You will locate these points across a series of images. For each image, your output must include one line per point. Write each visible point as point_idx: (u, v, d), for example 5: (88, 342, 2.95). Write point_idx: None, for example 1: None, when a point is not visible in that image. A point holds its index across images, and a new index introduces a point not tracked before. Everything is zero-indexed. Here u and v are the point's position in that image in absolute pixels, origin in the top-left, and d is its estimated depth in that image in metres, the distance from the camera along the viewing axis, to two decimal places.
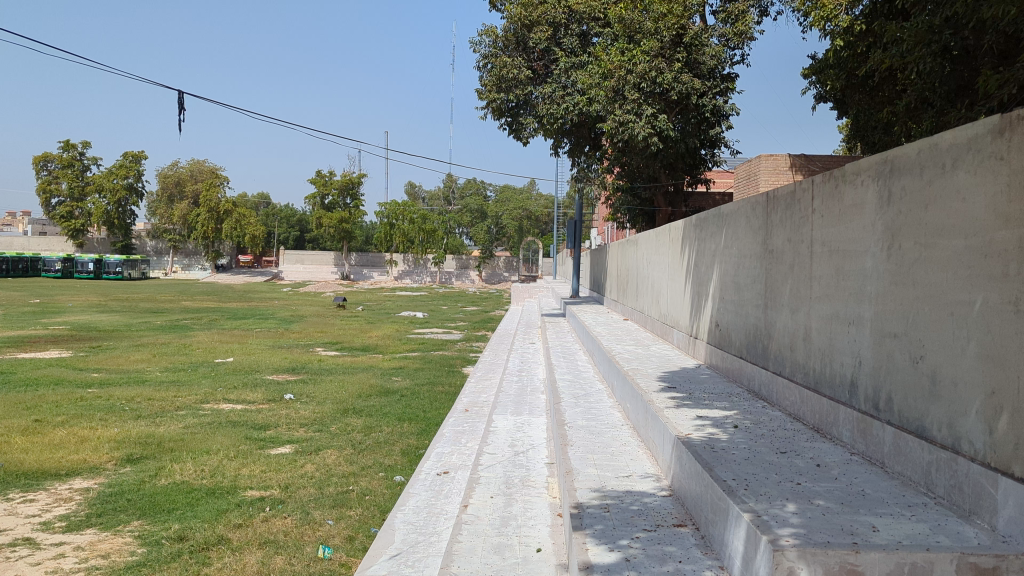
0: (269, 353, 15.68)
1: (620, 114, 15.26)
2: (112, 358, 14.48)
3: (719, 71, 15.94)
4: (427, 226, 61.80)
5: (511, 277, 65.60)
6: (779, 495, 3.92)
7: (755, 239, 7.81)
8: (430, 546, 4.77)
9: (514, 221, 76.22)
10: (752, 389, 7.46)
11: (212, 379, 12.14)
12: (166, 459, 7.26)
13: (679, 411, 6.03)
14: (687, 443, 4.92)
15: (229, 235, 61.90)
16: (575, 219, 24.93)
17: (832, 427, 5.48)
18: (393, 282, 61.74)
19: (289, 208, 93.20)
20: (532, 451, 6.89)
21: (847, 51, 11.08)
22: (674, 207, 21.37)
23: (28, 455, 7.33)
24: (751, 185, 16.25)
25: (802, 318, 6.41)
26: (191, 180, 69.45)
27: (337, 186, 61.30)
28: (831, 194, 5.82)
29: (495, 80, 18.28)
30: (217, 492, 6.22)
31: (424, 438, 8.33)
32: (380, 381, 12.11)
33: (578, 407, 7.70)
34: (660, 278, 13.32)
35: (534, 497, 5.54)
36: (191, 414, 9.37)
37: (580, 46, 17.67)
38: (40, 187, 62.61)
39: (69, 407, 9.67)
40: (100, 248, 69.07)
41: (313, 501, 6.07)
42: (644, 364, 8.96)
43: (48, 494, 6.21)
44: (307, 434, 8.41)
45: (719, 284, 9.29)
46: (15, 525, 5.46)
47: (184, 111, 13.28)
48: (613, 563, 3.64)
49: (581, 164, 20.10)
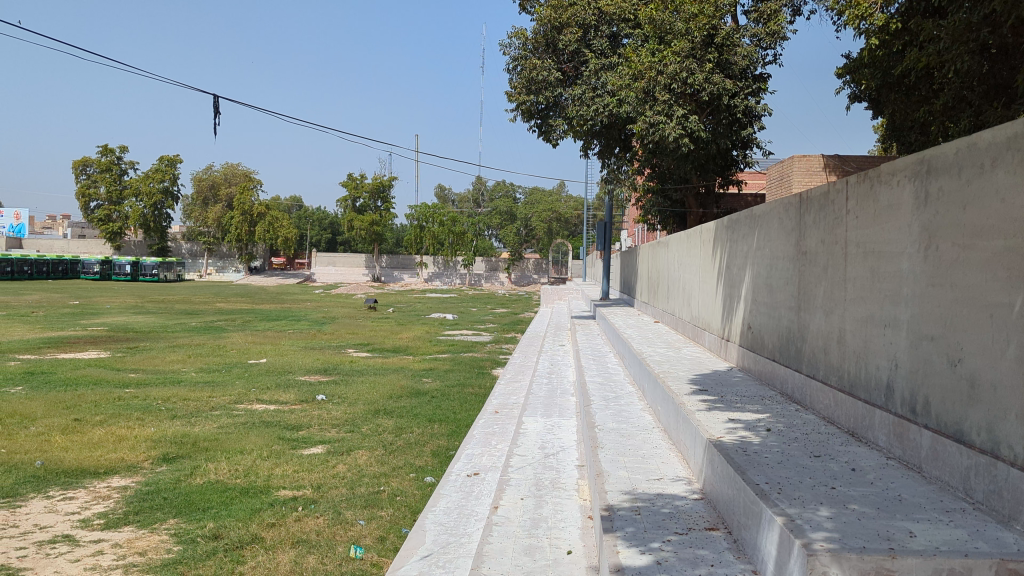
0: (302, 354, 15.83)
1: (650, 114, 15.05)
2: (148, 359, 14.72)
3: (750, 71, 15.97)
4: (457, 228, 62.72)
5: (540, 278, 65.42)
6: (813, 498, 3.89)
7: (789, 240, 7.71)
8: (461, 547, 4.79)
9: (543, 222, 75.26)
10: (785, 392, 7.39)
11: (246, 380, 12.30)
12: (201, 458, 7.36)
13: (712, 414, 5.96)
14: (718, 446, 4.90)
15: (262, 237, 62.56)
16: (605, 221, 24.88)
17: (868, 431, 5.40)
18: (423, 284, 61.93)
19: (321, 211, 94.13)
20: (563, 453, 6.89)
21: (883, 49, 10.90)
22: (705, 208, 21.22)
23: (68, 453, 7.47)
24: (784, 187, 16.12)
25: (836, 321, 6.34)
26: (226, 182, 70.45)
27: (368, 189, 61.78)
28: (865, 195, 5.75)
29: (524, 81, 18.40)
30: (252, 492, 6.29)
31: (454, 439, 8.35)
32: (412, 382, 12.20)
33: (608, 409, 7.67)
34: (691, 279, 13.25)
35: (564, 499, 5.53)
36: (225, 414, 9.48)
37: (610, 48, 17.53)
38: (79, 190, 63.88)
39: (107, 406, 9.85)
40: (137, 250, 70.37)
41: (344, 501, 6.12)
42: (676, 366, 8.91)
43: (87, 492, 6.32)
44: (339, 434, 8.50)
45: (751, 286, 9.20)
46: (55, 521, 5.57)
47: (217, 118, 13.54)
48: (644, 566, 3.63)
49: (611, 167, 19.90)
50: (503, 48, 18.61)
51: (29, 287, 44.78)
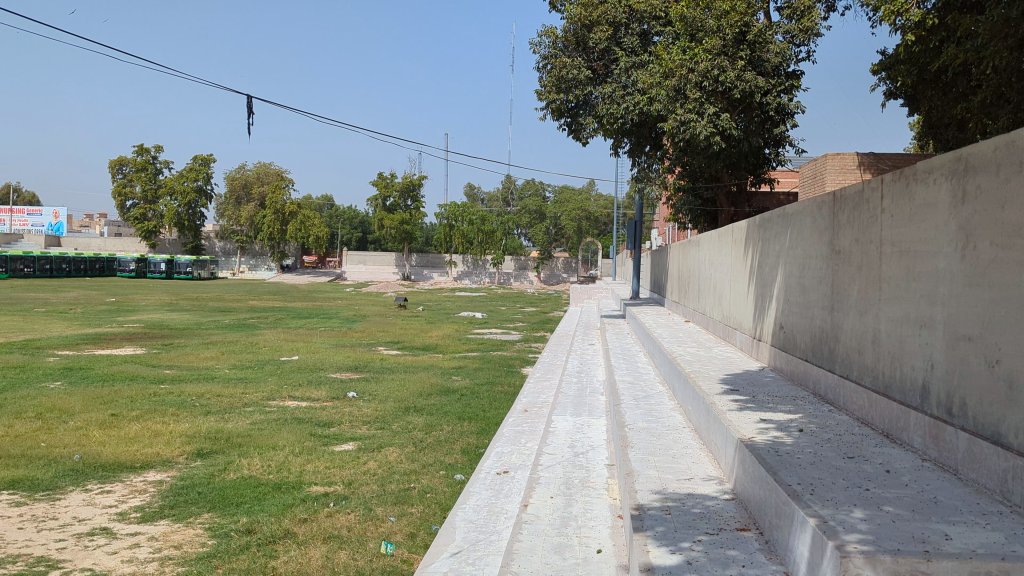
0: (332, 352, 15.98)
1: (681, 113, 14.99)
2: (183, 356, 14.95)
3: (782, 69, 15.84)
4: (486, 227, 62.82)
5: (570, 277, 65.29)
6: (847, 500, 3.85)
7: (822, 240, 7.63)
8: (491, 544, 4.80)
9: (573, 221, 74.52)
10: (817, 393, 7.31)
11: (278, 377, 12.44)
12: (235, 454, 7.47)
13: (742, 414, 5.92)
14: (750, 446, 4.86)
15: (293, 236, 63.10)
16: (634, 220, 24.76)
17: (902, 433, 5.33)
18: (452, 283, 62.05)
19: (352, 210, 94.91)
20: (592, 452, 6.88)
21: (919, 45, 10.71)
22: (736, 207, 21.04)
23: (106, 447, 7.63)
24: (818, 185, 15.95)
25: (870, 321, 6.27)
26: (259, 181, 71.13)
27: (398, 188, 62.10)
28: (901, 193, 5.67)
29: (554, 81, 18.18)
30: (284, 488, 6.38)
31: (484, 437, 8.37)
32: (441, 380, 12.27)
33: (638, 409, 7.64)
34: (722, 279, 13.15)
35: (594, 499, 5.53)
36: (258, 410, 9.61)
37: (640, 46, 17.52)
38: (115, 189, 65.02)
39: (143, 402, 10.04)
40: (171, 249, 71.42)
41: (375, 497, 6.16)
42: (707, 366, 8.86)
43: (124, 485, 6.45)
44: (369, 431, 8.56)
45: (784, 286, 9.11)
46: (94, 514, 5.68)
47: (251, 119, 13.75)
48: (675, 565, 3.62)
49: (642, 166, 19.77)
50: (532, 47, 18.44)
51: (66, 287, 42.69)
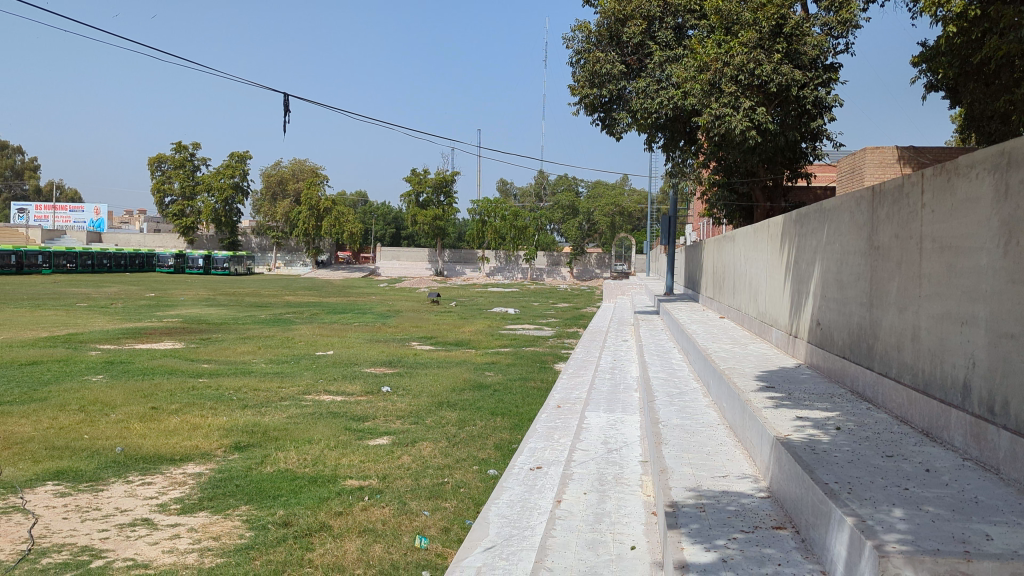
0: (366, 347, 16.11)
1: (716, 107, 14.82)
2: (221, 350, 15.16)
3: (820, 62, 15.59)
4: (518, 223, 62.86)
5: (602, 273, 65.03)
6: (886, 499, 3.80)
7: (860, 235, 7.53)
8: (525, 540, 4.81)
9: (606, 216, 74.09)
10: (856, 391, 7.21)
11: (314, 371, 12.57)
12: (271, 447, 7.57)
13: (778, 412, 5.86)
14: (786, 444, 4.81)
15: (328, 232, 63.61)
16: (668, 216, 24.58)
17: (943, 431, 5.25)
18: (485, 279, 62.16)
19: (385, 207, 95.47)
20: (626, 448, 6.86)
21: (961, 37, 10.50)
22: (772, 202, 20.81)
23: (146, 440, 7.77)
24: (855, 179, 15.72)
25: (910, 317, 6.17)
26: (294, 178, 71.91)
27: (431, 184, 62.34)
28: (942, 188, 5.57)
29: (588, 75, 18.11)
30: (320, 481, 6.45)
31: (517, 432, 8.38)
32: (474, 376, 12.31)
33: (672, 406, 7.60)
34: (758, 275, 13.01)
35: (627, 495, 5.52)
36: (294, 404, 9.73)
37: (675, 39, 17.39)
38: (155, 186, 66.09)
39: (182, 395, 10.21)
40: (209, 245, 72.47)
41: (409, 491, 6.21)
42: (742, 363, 8.78)
43: (164, 477, 6.57)
44: (403, 426, 8.62)
45: (821, 282, 9.00)
46: (135, 505, 5.79)
47: (288, 116, 13.91)
48: (709, 563, 3.61)
49: (676, 161, 19.50)
50: (566, 42, 18.41)
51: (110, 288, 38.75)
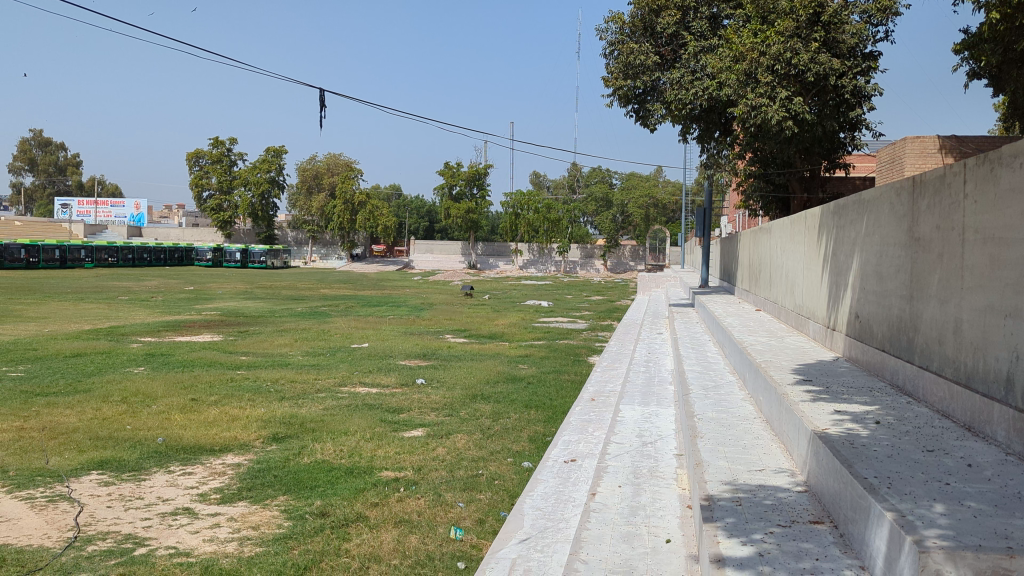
0: (401, 340, 16.23)
1: (752, 97, 14.67)
2: (258, 342, 15.37)
3: (859, 50, 15.29)
4: (552, 215, 62.78)
5: (637, 265, 64.65)
6: (926, 494, 3.75)
7: (901, 227, 7.40)
8: (560, 532, 4.82)
9: (640, 208, 73.56)
10: (896, 385, 7.10)
11: (349, 364, 12.69)
12: (309, 438, 7.66)
13: (816, 406, 5.79)
14: (824, 437, 4.75)
15: (362, 225, 64.02)
16: (703, 207, 24.34)
17: (986, 426, 5.14)
18: (518, 272, 62.21)
19: (419, 200, 95.88)
20: (660, 442, 6.84)
21: (1004, 23, 10.25)
22: (809, 193, 20.53)
23: (187, 431, 7.91)
24: (895, 170, 15.46)
25: (952, 310, 6.06)
26: (329, 172, 72.55)
27: (464, 177, 62.49)
28: (985, 178, 5.45)
29: (621, 66, 17.93)
30: (356, 472, 6.52)
31: (551, 425, 8.39)
32: (508, 368, 12.34)
33: (707, 399, 7.54)
34: (795, 268, 12.85)
35: (662, 488, 5.50)
36: (330, 396, 9.84)
37: (709, 30, 17.27)
38: (193, 181, 67.12)
39: (221, 387, 10.38)
40: (246, 239, 73.43)
41: (444, 483, 6.26)
42: (778, 356, 8.69)
43: (204, 467, 6.69)
44: (438, 418, 8.68)
45: (860, 273, 8.86)
46: (176, 495, 5.91)
47: (323, 111, 14.04)
48: (746, 557, 3.59)
49: (711, 151, 19.31)
50: (600, 33, 18.27)
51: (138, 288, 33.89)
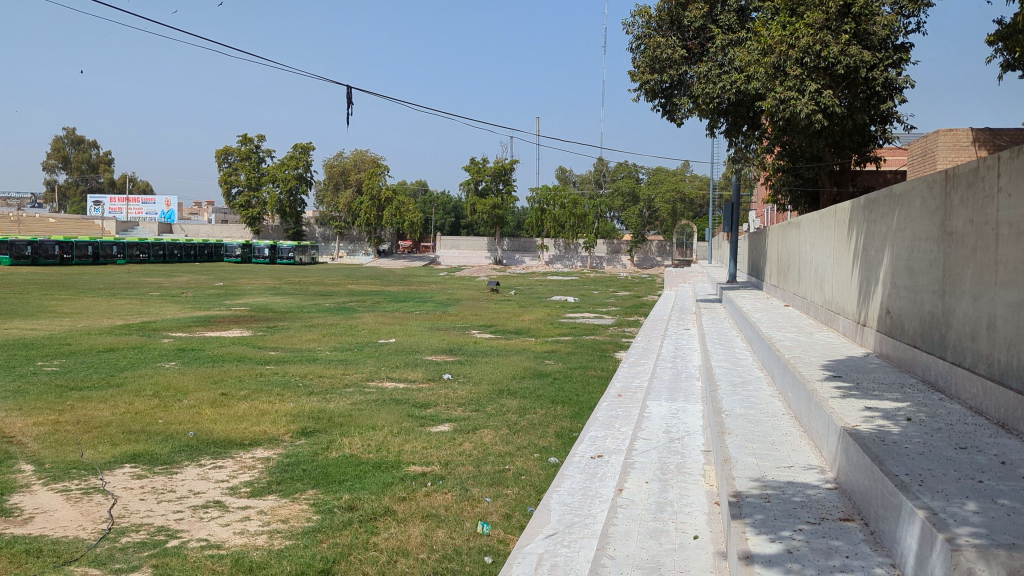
0: (427, 335, 16.31)
1: (780, 90, 14.51)
2: (287, 338, 15.51)
3: (890, 42, 15.12)
4: (578, 211, 62.75)
5: (663, 261, 64.26)
6: (959, 491, 3.70)
7: (933, 221, 7.30)
8: (587, 527, 4.82)
9: (666, 203, 73.06)
10: (928, 381, 7.01)
11: (376, 359, 12.78)
12: (337, 433, 7.73)
13: (846, 402, 5.74)
14: (855, 434, 4.71)
15: (389, 221, 64.28)
16: (731, 202, 24.15)
17: (1020, 423, 5.06)
18: (544, 267, 62.21)
19: (445, 196, 96.13)
20: (688, 438, 6.81)
21: None
22: (839, 187, 20.29)
23: (217, 425, 8.01)
24: (928, 163, 15.24)
25: (985, 305, 5.97)
26: (355, 168, 72.99)
27: (490, 173, 62.53)
28: (1019, 171, 5.36)
29: (649, 60, 17.79)
30: (384, 466, 6.57)
31: (578, 420, 8.39)
32: (534, 364, 12.35)
33: (736, 395, 7.50)
34: (825, 263, 12.71)
35: (690, 484, 5.48)
36: (358, 391, 9.91)
37: (737, 23, 17.15)
38: (222, 178, 67.87)
39: (250, 382, 10.51)
40: (275, 235, 74.05)
41: (471, 478, 6.28)
42: (808, 352, 8.60)
43: (234, 461, 6.77)
44: (464, 413, 8.71)
45: (891, 269, 8.76)
46: (207, 488, 5.99)
47: (350, 108, 14.14)
48: (774, 554, 3.57)
49: (739, 146, 19.15)
50: (626, 27, 18.18)
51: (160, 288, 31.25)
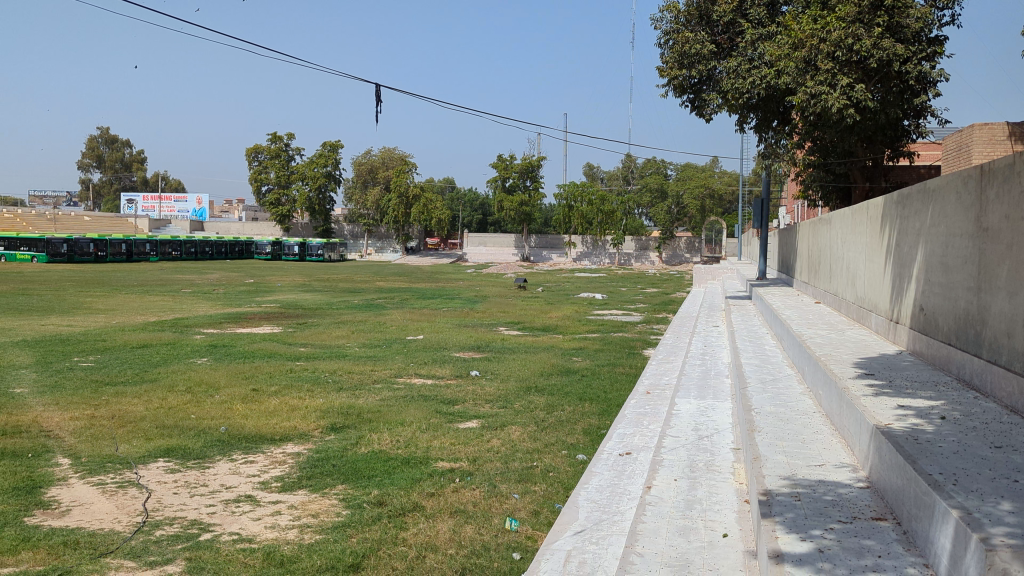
0: (455, 331, 16.37)
1: (811, 85, 14.39)
2: (316, 334, 15.64)
3: (923, 35, 14.89)
4: (605, 207, 62.58)
5: (692, 257, 63.74)
6: (994, 491, 3.64)
7: (968, 217, 7.18)
8: (615, 524, 4.82)
9: (695, 199, 72.46)
10: (963, 379, 6.89)
11: (405, 355, 12.85)
12: (366, 429, 7.78)
13: (878, 400, 5.66)
14: (887, 433, 4.64)
15: (417, 218, 64.47)
16: (761, 198, 23.92)
17: None
18: (571, 264, 62.02)
19: (473, 193, 96.27)
20: (717, 435, 6.76)
21: None
22: (871, 183, 20.03)
23: (248, 420, 8.11)
24: (963, 158, 14.98)
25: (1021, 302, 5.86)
26: (383, 166, 73.32)
27: (517, 170, 62.50)
28: None
29: (677, 56, 17.64)
30: (412, 462, 6.60)
31: (606, 417, 8.38)
32: (562, 361, 12.34)
33: (766, 392, 7.44)
34: (857, 259, 12.55)
35: (719, 482, 5.45)
36: (387, 387, 9.98)
37: (767, 16, 17.01)
38: (252, 176, 68.61)
39: (281, 377, 10.63)
40: (304, 232, 74.62)
41: (499, 474, 6.30)
42: (839, 349, 8.51)
43: (265, 456, 6.85)
44: (492, 409, 8.72)
45: (925, 265, 8.63)
46: (239, 482, 6.07)
47: (378, 106, 14.21)
48: (805, 553, 3.55)
49: (769, 140, 18.97)
50: (654, 23, 18.09)
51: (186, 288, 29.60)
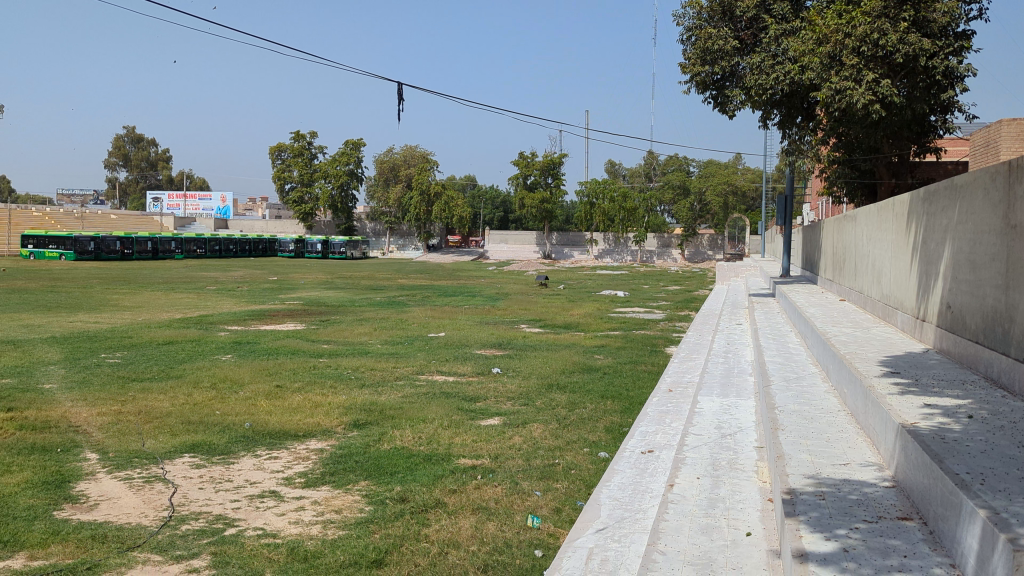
0: (477, 329, 16.38)
1: (836, 80, 14.31)
2: (339, 331, 15.72)
3: (951, 29, 14.65)
4: (627, 204, 62.31)
5: (715, 254, 63.30)
6: (1022, 491, 3.59)
7: (996, 213, 7.08)
8: (637, 522, 4.81)
9: (718, 196, 71.91)
10: (991, 378, 6.79)
11: (426, 352, 12.89)
12: (388, 425, 7.82)
13: (904, 399, 5.60)
14: (913, 432, 4.60)
15: (438, 216, 64.58)
16: (785, 195, 23.72)
17: None
18: (593, 262, 61.82)
19: (494, 190, 96.26)
20: (740, 434, 6.72)
21: None
22: (897, 179, 19.80)
23: (272, 416, 8.18)
24: (991, 153, 14.76)
25: None
26: (405, 164, 73.48)
27: (539, 167, 62.41)
28: None
29: (700, 52, 17.46)
30: (434, 459, 6.63)
31: (628, 415, 8.36)
32: (584, 358, 12.32)
33: (790, 391, 7.38)
34: (882, 256, 12.40)
35: (742, 481, 5.41)
36: (409, 384, 10.01)
37: (792, 12, 16.92)
38: (275, 175, 69.08)
39: (304, 374, 10.70)
40: (327, 230, 75.00)
41: (521, 471, 6.30)
42: (865, 347, 8.43)
43: (289, 452, 6.91)
44: (514, 407, 8.73)
45: (952, 262, 8.51)
46: (263, 478, 6.12)
47: (400, 105, 14.24)
48: (829, 553, 3.52)
49: (792, 137, 18.72)
50: (677, 19, 17.94)
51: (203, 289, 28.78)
